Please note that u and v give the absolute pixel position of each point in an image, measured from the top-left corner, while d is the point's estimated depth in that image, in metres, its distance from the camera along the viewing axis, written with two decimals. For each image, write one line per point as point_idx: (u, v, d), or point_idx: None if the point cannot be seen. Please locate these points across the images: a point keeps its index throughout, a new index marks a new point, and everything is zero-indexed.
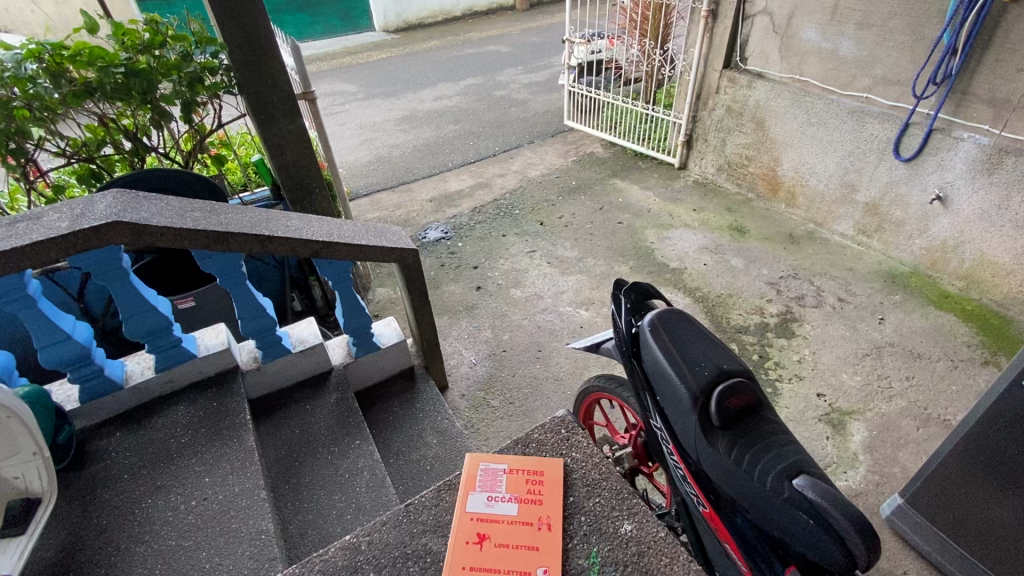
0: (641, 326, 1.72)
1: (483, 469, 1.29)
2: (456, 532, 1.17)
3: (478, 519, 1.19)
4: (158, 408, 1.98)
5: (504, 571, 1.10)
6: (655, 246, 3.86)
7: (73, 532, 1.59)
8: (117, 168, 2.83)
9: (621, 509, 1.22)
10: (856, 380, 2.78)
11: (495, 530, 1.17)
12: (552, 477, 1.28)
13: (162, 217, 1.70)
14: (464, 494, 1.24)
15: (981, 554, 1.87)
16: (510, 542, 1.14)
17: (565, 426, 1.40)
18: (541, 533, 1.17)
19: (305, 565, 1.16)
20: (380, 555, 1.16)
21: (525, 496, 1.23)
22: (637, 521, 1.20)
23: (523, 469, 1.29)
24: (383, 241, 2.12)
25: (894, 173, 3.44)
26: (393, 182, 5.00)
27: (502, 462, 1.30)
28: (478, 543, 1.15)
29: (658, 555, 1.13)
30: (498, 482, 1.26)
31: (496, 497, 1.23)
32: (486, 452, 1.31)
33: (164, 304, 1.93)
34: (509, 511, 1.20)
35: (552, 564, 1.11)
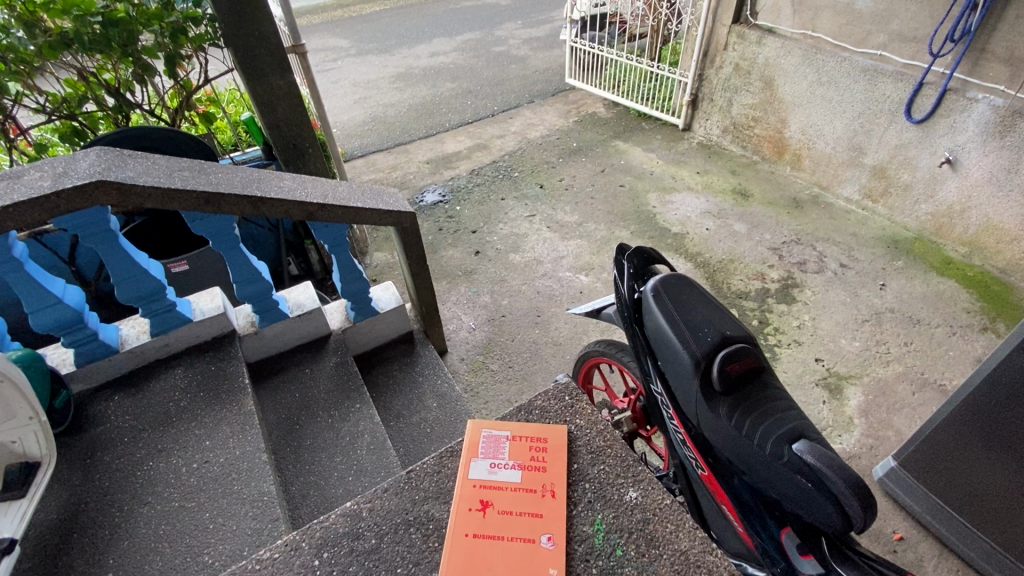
0: (644, 291, 1.68)
1: (486, 436, 1.28)
2: (459, 499, 1.17)
3: (481, 486, 1.19)
4: (156, 371, 1.97)
5: (508, 538, 1.11)
6: (657, 210, 3.79)
7: (76, 494, 1.60)
8: (101, 126, 2.72)
9: (626, 476, 1.22)
10: (855, 345, 2.78)
11: (498, 497, 1.18)
12: (556, 444, 1.27)
13: (149, 176, 1.63)
14: (466, 461, 1.24)
15: (968, 515, 1.92)
16: (514, 509, 1.15)
17: (568, 393, 1.39)
18: (545, 500, 1.17)
19: (306, 531, 1.16)
20: (382, 521, 1.17)
21: (529, 463, 1.24)
22: (642, 488, 1.20)
23: (526, 436, 1.29)
24: (380, 203, 2.06)
25: (904, 135, 3.35)
26: (389, 143, 4.87)
27: (505, 429, 1.29)
28: (481, 510, 1.16)
29: (664, 522, 1.14)
30: (501, 449, 1.26)
31: (499, 464, 1.23)
32: (489, 419, 1.30)
33: (157, 268, 1.89)
34: (512, 478, 1.20)
35: (557, 531, 1.12)
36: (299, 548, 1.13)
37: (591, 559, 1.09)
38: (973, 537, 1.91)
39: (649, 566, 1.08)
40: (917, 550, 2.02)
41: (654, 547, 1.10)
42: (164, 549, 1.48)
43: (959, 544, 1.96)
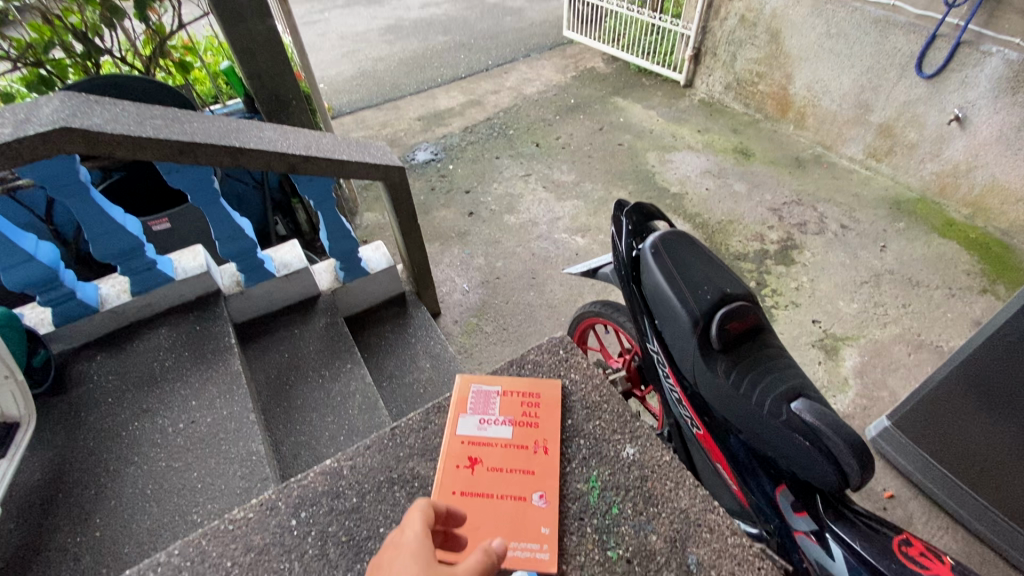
0: (642, 249, 1.62)
1: (475, 392, 1.26)
2: (447, 455, 1.15)
3: (469, 443, 1.17)
4: (139, 331, 1.92)
5: (497, 495, 1.08)
6: (656, 170, 3.69)
7: (60, 454, 1.58)
8: (70, 74, 2.57)
9: (623, 432, 1.19)
10: (853, 307, 2.75)
11: (487, 453, 1.15)
12: (548, 399, 1.24)
13: (118, 123, 1.52)
14: (455, 417, 1.22)
15: (960, 472, 1.93)
16: (504, 466, 1.13)
17: (562, 348, 1.35)
18: (537, 456, 1.14)
19: (283, 491, 1.12)
20: (364, 480, 1.14)
21: (520, 418, 1.21)
22: (639, 445, 1.18)
23: (518, 391, 1.26)
24: (366, 156, 1.97)
25: (913, 92, 3.22)
26: (378, 99, 4.68)
27: (495, 384, 1.27)
28: (469, 467, 1.13)
29: (663, 480, 1.12)
30: (491, 405, 1.24)
31: (489, 420, 1.21)
32: (479, 375, 1.27)
33: (134, 224, 1.80)
34: (502, 434, 1.18)
35: (550, 488, 1.10)
36: (277, 508, 1.10)
37: (586, 516, 1.07)
38: (962, 494, 1.94)
39: (646, 524, 1.06)
40: (906, 507, 2.05)
41: (652, 505, 1.08)
42: (153, 509, 1.46)
43: (949, 501, 1.99)
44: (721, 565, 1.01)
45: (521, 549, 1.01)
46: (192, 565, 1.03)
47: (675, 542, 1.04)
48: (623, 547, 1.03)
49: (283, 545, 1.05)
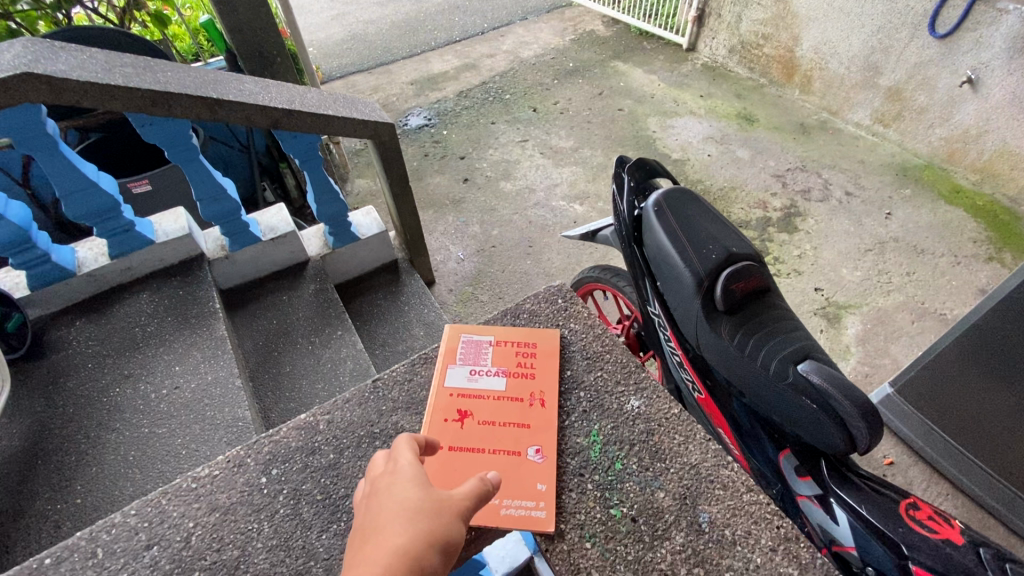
0: (646, 207, 1.54)
1: (464, 342, 1.27)
2: (437, 407, 1.16)
3: (458, 396, 1.18)
4: (119, 296, 1.84)
5: (490, 451, 1.09)
6: (657, 135, 3.58)
7: (40, 421, 1.53)
8: (40, 26, 2.43)
9: (627, 383, 1.20)
10: (856, 275, 2.69)
11: (477, 406, 1.16)
12: (545, 349, 1.26)
13: (84, 70, 1.41)
14: (444, 367, 1.23)
15: (961, 438, 1.90)
16: (496, 420, 1.14)
17: (561, 296, 1.38)
18: (533, 408, 1.15)
19: (250, 448, 1.15)
20: (340, 436, 1.16)
21: (514, 369, 1.22)
22: (645, 398, 1.18)
23: (511, 342, 1.27)
24: (354, 112, 1.86)
25: (925, 53, 3.09)
26: (370, 62, 4.50)
27: (487, 334, 1.28)
28: (459, 419, 1.14)
29: (671, 434, 1.12)
30: (482, 355, 1.25)
31: (480, 371, 1.22)
32: (469, 325, 1.29)
33: (109, 182, 1.70)
34: (495, 386, 1.19)
35: (545, 442, 1.10)
36: (244, 464, 1.12)
37: (586, 472, 1.07)
38: (964, 460, 1.91)
39: (654, 480, 1.06)
40: (906, 474, 2.03)
41: (659, 461, 1.08)
42: (135, 476, 1.42)
43: (949, 468, 1.97)
44: (734, 523, 1.00)
45: (517, 507, 1.01)
46: (151, 526, 1.04)
47: (684, 499, 1.03)
48: (627, 505, 1.03)
49: (251, 504, 1.07)
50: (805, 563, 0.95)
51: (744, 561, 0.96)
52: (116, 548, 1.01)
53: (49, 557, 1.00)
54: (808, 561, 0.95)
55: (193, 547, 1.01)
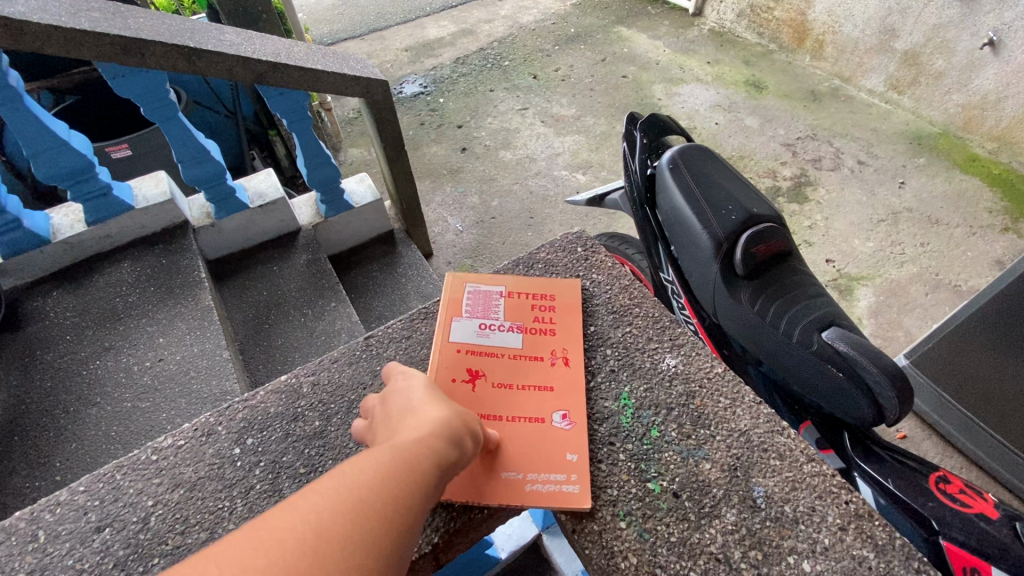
0: (659, 165, 1.45)
1: (470, 293, 1.21)
2: (444, 363, 1.09)
3: (466, 352, 1.11)
4: (98, 265, 1.74)
5: (507, 418, 1.01)
6: (662, 103, 3.44)
7: (11, 396, 1.45)
8: None
9: (661, 340, 1.15)
10: (868, 246, 2.61)
11: (490, 366, 1.09)
12: (565, 302, 1.20)
13: (45, 13, 1.28)
14: (449, 320, 1.16)
15: (979, 412, 1.82)
16: (514, 382, 1.07)
17: (581, 245, 1.35)
18: (555, 368, 1.09)
19: (224, 415, 1.08)
20: (329, 403, 1.09)
21: (529, 325, 1.16)
22: (682, 356, 1.13)
23: (525, 295, 1.21)
24: (344, 67, 1.72)
25: (945, 13, 2.94)
26: (363, 28, 4.31)
27: (498, 285, 1.21)
28: (470, 379, 1.07)
29: (716, 398, 1.06)
30: (491, 308, 1.19)
31: (491, 326, 1.15)
32: (476, 275, 1.22)
33: (81, 141, 1.58)
34: (510, 343, 1.13)
35: (571, 407, 1.03)
36: (213, 433, 1.05)
37: (617, 441, 1.01)
38: (979, 433, 1.84)
39: (697, 450, 0.99)
40: (920, 447, 1.98)
41: (702, 428, 1.02)
42: (116, 452, 1.34)
43: (965, 442, 1.89)
44: (795, 499, 0.93)
45: (547, 482, 0.93)
46: (102, 505, 0.96)
47: (734, 470, 0.97)
48: (667, 479, 0.96)
49: (223, 479, 0.99)
50: (881, 544, 0.88)
51: (809, 542, 0.89)
52: (61, 530, 0.93)
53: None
54: (886, 543, 0.88)
55: (153, 529, 0.94)
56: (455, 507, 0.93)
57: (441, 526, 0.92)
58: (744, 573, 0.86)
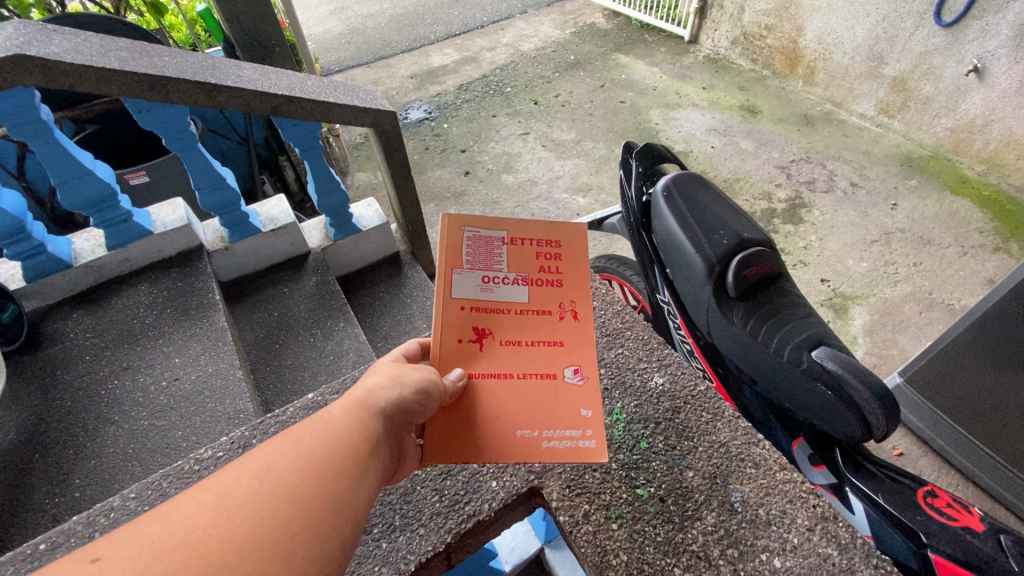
0: (654, 193, 1.52)
1: (468, 239, 0.88)
2: (447, 324, 0.88)
3: (470, 311, 0.89)
4: (117, 287, 1.81)
5: (518, 376, 0.90)
6: (660, 127, 3.54)
7: (36, 415, 1.50)
8: (32, 14, 2.43)
9: (649, 360, 1.21)
10: (863, 266, 2.67)
11: (497, 322, 0.90)
12: (572, 248, 0.92)
13: (78, 54, 1.37)
14: (444, 275, 0.87)
15: (972, 430, 1.86)
16: (524, 339, 0.91)
17: None
18: (564, 323, 0.92)
19: (255, 429, 1.13)
20: None
21: (536, 275, 0.92)
22: (669, 374, 1.18)
23: (529, 239, 0.91)
24: (355, 99, 1.81)
25: (931, 41, 3.05)
26: (369, 56, 4.47)
27: (498, 228, 0.89)
28: (477, 341, 0.89)
29: (699, 412, 1.11)
30: (492, 257, 0.89)
31: (495, 279, 0.90)
32: (474, 215, 0.88)
33: (105, 171, 1.66)
34: (516, 298, 0.91)
35: (584, 361, 0.92)
36: (249, 446, 1.11)
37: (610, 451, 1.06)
38: (975, 451, 1.87)
39: (682, 459, 1.04)
40: (916, 464, 2.02)
41: (686, 439, 1.07)
42: (135, 469, 1.39)
43: (961, 459, 1.93)
44: (769, 503, 0.98)
45: (563, 438, 0.88)
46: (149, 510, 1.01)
47: (714, 478, 1.02)
48: (654, 485, 1.01)
49: None
50: (844, 543, 0.93)
51: (780, 541, 0.94)
52: None
53: (43, 543, 0.97)
54: (848, 542, 0.93)
55: None
56: (466, 510, 1.01)
57: (453, 528, 1.00)
58: (721, 570, 0.91)
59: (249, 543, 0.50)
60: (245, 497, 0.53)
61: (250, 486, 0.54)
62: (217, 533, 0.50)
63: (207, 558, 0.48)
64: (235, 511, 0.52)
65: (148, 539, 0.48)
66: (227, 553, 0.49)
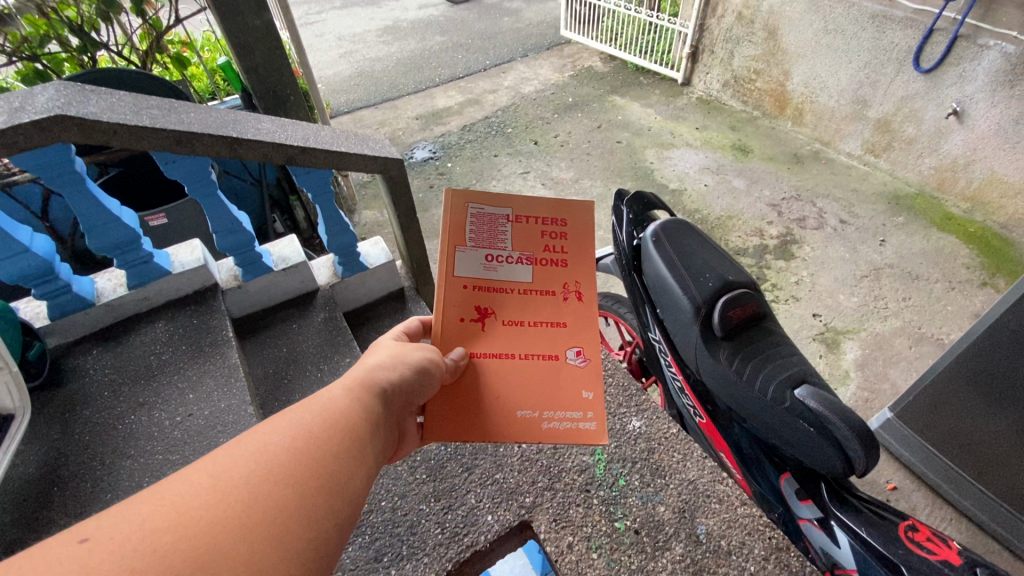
0: (644, 238, 1.61)
1: (473, 215, 0.94)
2: (450, 302, 0.95)
3: (473, 289, 0.95)
4: (136, 325, 1.91)
5: (520, 357, 0.97)
6: (655, 166, 3.69)
7: (54, 449, 1.56)
8: (65, 68, 2.62)
9: (628, 406, 1.43)
10: (853, 301, 2.75)
11: (501, 302, 0.97)
12: (578, 230, 1.00)
13: (114, 113, 1.48)
14: (449, 250, 0.94)
15: (962, 465, 1.91)
16: (527, 319, 0.98)
17: None
18: (568, 304, 0.99)
19: None
20: None
21: (541, 255, 0.98)
22: (646, 419, 1.40)
23: (534, 218, 0.97)
24: (364, 148, 1.93)
25: (911, 86, 3.20)
26: (377, 98, 4.69)
27: (504, 206, 0.96)
28: (479, 319, 0.96)
29: (670, 453, 1.33)
30: (497, 235, 0.96)
31: (499, 257, 0.96)
32: (480, 192, 0.94)
33: (130, 216, 1.77)
34: (520, 277, 0.97)
35: (585, 343, 0.99)
36: None
37: (592, 488, 1.27)
38: (966, 485, 1.92)
39: (655, 495, 1.25)
40: (909, 499, 2.05)
41: (659, 477, 1.28)
42: None
43: (953, 493, 1.97)
44: (729, 534, 1.19)
45: (564, 420, 0.96)
46: None
47: (682, 512, 1.22)
48: (630, 518, 1.21)
49: None
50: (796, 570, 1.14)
51: (739, 569, 1.14)
52: None
53: None
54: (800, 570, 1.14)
55: None
56: (465, 541, 1.19)
57: (454, 557, 1.16)
58: None
59: (244, 525, 0.51)
60: (240, 478, 0.55)
61: (247, 467, 0.56)
62: (212, 513, 0.51)
63: (202, 538, 0.48)
64: (229, 491, 0.53)
65: (136, 519, 0.49)
66: (228, 529, 0.50)
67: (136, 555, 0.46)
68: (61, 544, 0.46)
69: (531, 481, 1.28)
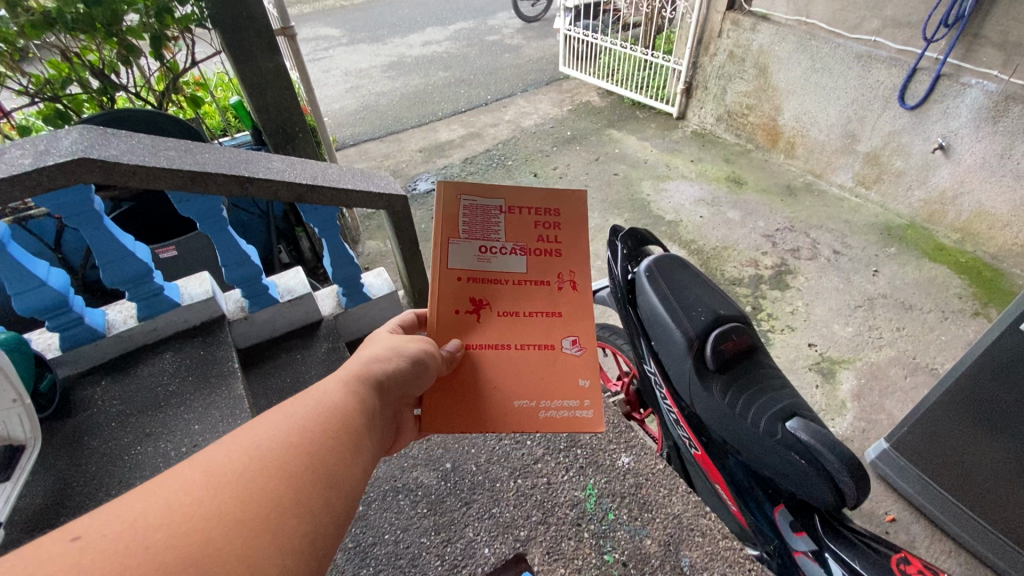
0: (638, 272, 1.67)
1: (466, 207, 0.99)
2: (445, 294, 0.99)
3: (469, 281, 1.00)
4: (145, 356, 1.95)
5: (516, 346, 1.03)
6: (651, 198, 3.79)
7: (61, 480, 1.59)
8: (85, 109, 2.74)
9: (618, 442, 1.46)
10: (847, 331, 2.79)
11: (496, 294, 1.02)
12: (570, 220, 1.03)
13: (133, 155, 1.56)
14: (444, 242, 0.98)
15: (959, 496, 1.92)
16: (522, 310, 1.03)
17: None
18: (562, 294, 1.03)
19: None
20: None
21: (535, 245, 1.02)
22: (634, 455, 1.43)
23: (527, 209, 1.01)
24: (370, 185, 2.00)
25: (898, 122, 3.32)
26: (382, 131, 4.83)
27: (496, 197, 1.00)
28: (475, 310, 1.01)
29: (658, 488, 1.36)
30: (490, 227, 1.00)
31: (492, 248, 1.01)
32: (471, 184, 0.98)
33: (143, 251, 1.84)
34: (514, 268, 1.02)
35: (580, 332, 1.04)
36: None
37: (583, 522, 1.29)
38: (964, 517, 1.92)
39: (642, 528, 1.28)
40: (909, 531, 2.05)
41: (646, 511, 1.31)
42: None
43: (952, 525, 1.98)
44: (712, 567, 1.21)
45: (562, 409, 1.01)
46: None
47: (668, 545, 1.25)
48: (619, 551, 1.24)
49: None
50: None
51: None
52: None
53: None
54: None
55: None
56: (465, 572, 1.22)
57: None
58: None
59: (238, 518, 0.54)
60: (236, 474, 0.58)
61: (242, 463, 0.59)
62: (208, 508, 0.54)
63: (197, 531, 0.52)
64: (224, 486, 0.56)
65: (132, 513, 0.52)
66: (223, 522, 0.53)
67: (131, 549, 0.49)
68: (54, 541, 0.49)
69: (525, 515, 1.31)
